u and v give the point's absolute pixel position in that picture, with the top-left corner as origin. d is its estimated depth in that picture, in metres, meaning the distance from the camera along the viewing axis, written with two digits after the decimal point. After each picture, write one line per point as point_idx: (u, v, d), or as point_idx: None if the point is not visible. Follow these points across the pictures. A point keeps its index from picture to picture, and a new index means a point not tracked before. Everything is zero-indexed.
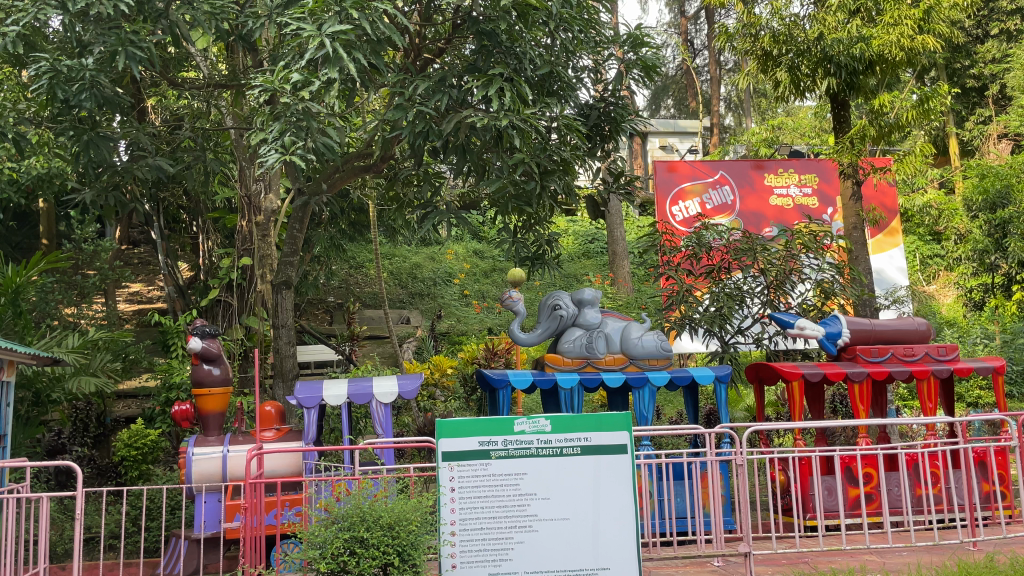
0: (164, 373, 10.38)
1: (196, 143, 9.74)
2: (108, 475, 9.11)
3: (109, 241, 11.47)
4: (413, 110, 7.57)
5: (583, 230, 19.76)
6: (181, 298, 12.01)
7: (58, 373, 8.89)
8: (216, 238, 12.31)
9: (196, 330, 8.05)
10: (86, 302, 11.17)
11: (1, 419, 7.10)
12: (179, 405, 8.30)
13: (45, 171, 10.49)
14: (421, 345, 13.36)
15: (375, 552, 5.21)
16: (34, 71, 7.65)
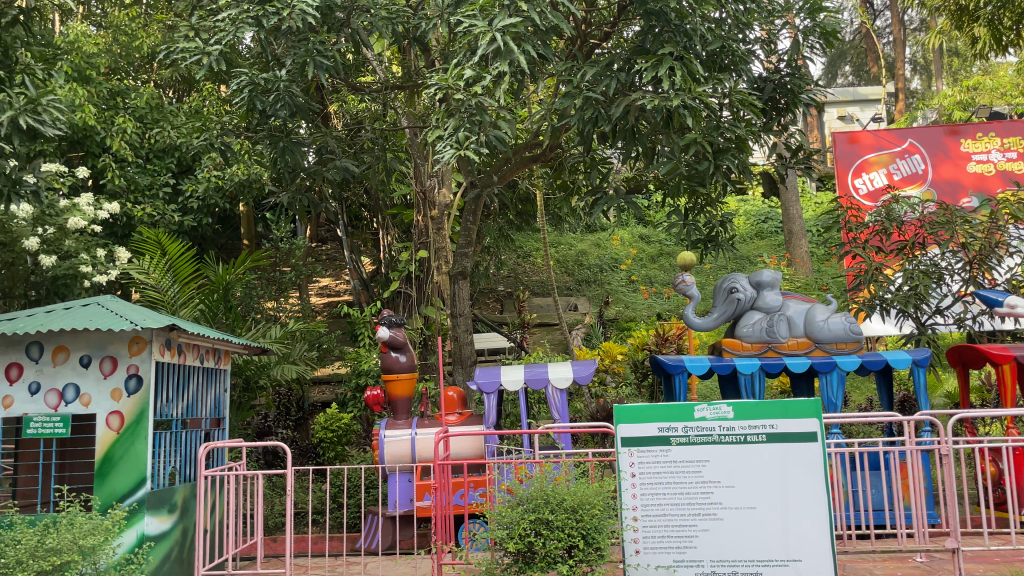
0: (353, 361, 11.07)
1: (376, 144, 10.28)
2: (309, 455, 9.87)
3: (302, 239, 12.37)
4: (582, 97, 7.57)
5: (755, 210, 19.01)
6: (365, 291, 12.76)
7: (264, 362, 9.72)
8: (395, 233, 12.91)
9: (384, 320, 8.52)
10: (284, 296, 12.11)
11: (220, 403, 7.78)
12: (371, 389, 8.82)
13: (246, 178, 11.46)
14: (590, 332, 13.41)
15: (560, 534, 5.26)
16: (236, 86, 8.37)
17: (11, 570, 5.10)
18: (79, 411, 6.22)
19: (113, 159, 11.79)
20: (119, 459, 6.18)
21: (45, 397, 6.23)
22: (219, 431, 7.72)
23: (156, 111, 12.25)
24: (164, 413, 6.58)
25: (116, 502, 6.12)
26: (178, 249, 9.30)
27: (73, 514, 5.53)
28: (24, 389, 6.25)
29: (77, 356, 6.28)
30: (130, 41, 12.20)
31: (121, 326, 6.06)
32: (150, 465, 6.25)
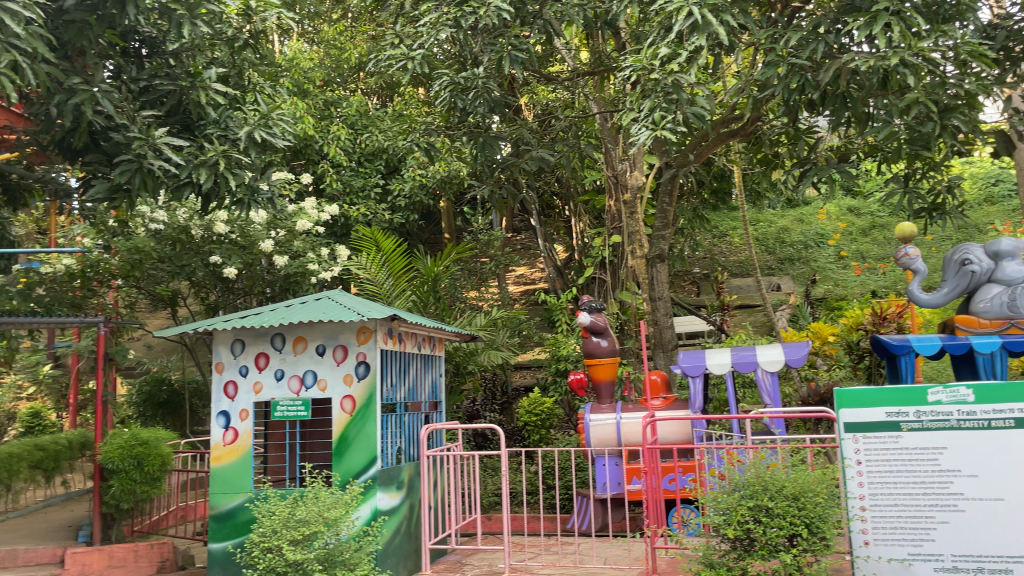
0: (553, 347, 11.27)
1: (570, 132, 10.37)
2: (516, 438, 10.18)
3: (499, 230, 12.77)
4: (785, 65, 7.19)
5: (982, 172, 17.17)
6: (560, 278, 12.95)
7: (472, 349, 10.17)
8: (587, 220, 12.79)
9: (584, 305, 8.52)
10: (485, 285, 12.57)
11: (437, 386, 8.26)
12: (574, 373, 8.91)
13: (446, 174, 12.00)
14: (796, 312, 12.77)
15: (782, 522, 4.98)
16: (439, 87, 8.76)
17: (269, 539, 5.81)
18: (317, 395, 6.79)
19: (329, 165, 12.77)
20: (353, 439, 6.67)
21: (288, 382, 6.83)
22: (437, 413, 8.21)
23: (364, 117, 13.15)
24: (390, 397, 7.04)
25: (352, 479, 6.62)
26: (391, 244, 10.11)
27: (316, 490, 6.12)
28: (270, 375, 6.88)
29: (314, 345, 6.84)
30: (339, 54, 13.18)
31: (350, 318, 6.53)
32: (379, 445, 6.70)
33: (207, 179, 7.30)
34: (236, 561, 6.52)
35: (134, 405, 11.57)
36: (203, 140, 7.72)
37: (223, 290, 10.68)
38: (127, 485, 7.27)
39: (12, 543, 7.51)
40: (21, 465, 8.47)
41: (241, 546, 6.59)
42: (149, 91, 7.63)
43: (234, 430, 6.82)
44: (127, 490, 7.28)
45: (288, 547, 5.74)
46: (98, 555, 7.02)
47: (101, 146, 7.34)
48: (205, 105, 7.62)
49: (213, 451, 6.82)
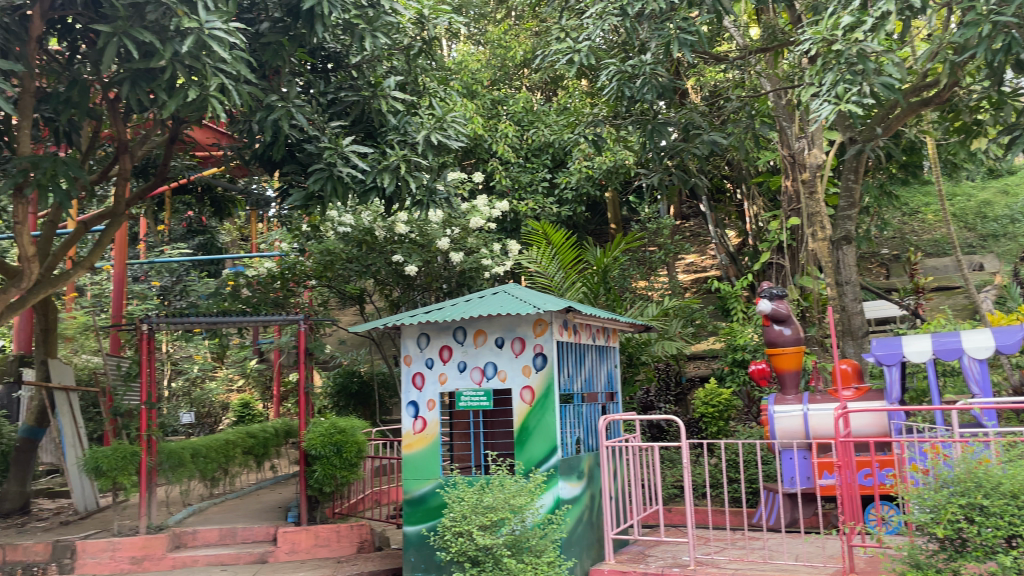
0: (728, 336, 10.92)
1: (742, 112, 9.96)
2: (692, 430, 9.96)
3: (668, 218, 12.54)
4: (989, 23, 6.54)
5: None
6: (733, 265, 12.53)
7: (645, 339, 10.06)
8: (761, 203, 12.31)
9: (764, 292, 8.18)
10: (655, 275, 12.39)
11: (612, 377, 8.26)
12: (755, 363, 8.59)
13: (613, 164, 11.92)
14: (1004, 294, 11.63)
15: (999, 522, 4.54)
16: (606, 77, 8.70)
17: (459, 523, 6.08)
18: (498, 386, 6.95)
19: (498, 162, 13.07)
20: (534, 429, 6.76)
21: (471, 373, 7.06)
22: (614, 404, 8.21)
23: (530, 113, 13.36)
24: (568, 387, 7.07)
25: (534, 467, 6.69)
26: (561, 237, 10.18)
27: (501, 477, 6.33)
28: (454, 367, 7.13)
29: (494, 338, 7.02)
30: (505, 53, 13.47)
31: (527, 310, 6.61)
32: (559, 435, 6.73)
33: (390, 183, 7.70)
34: (431, 543, 6.81)
35: (329, 395, 12.47)
36: (384, 146, 8.14)
37: (404, 287, 11.14)
38: (329, 470, 7.83)
39: (231, 522, 8.20)
40: (236, 450, 9.18)
41: (435, 529, 6.88)
42: (336, 103, 8.17)
43: (423, 419, 7.16)
44: (329, 475, 7.83)
45: (478, 531, 5.98)
46: (306, 535, 7.63)
47: (296, 157, 7.95)
48: (386, 112, 8.10)
49: (404, 439, 7.17)
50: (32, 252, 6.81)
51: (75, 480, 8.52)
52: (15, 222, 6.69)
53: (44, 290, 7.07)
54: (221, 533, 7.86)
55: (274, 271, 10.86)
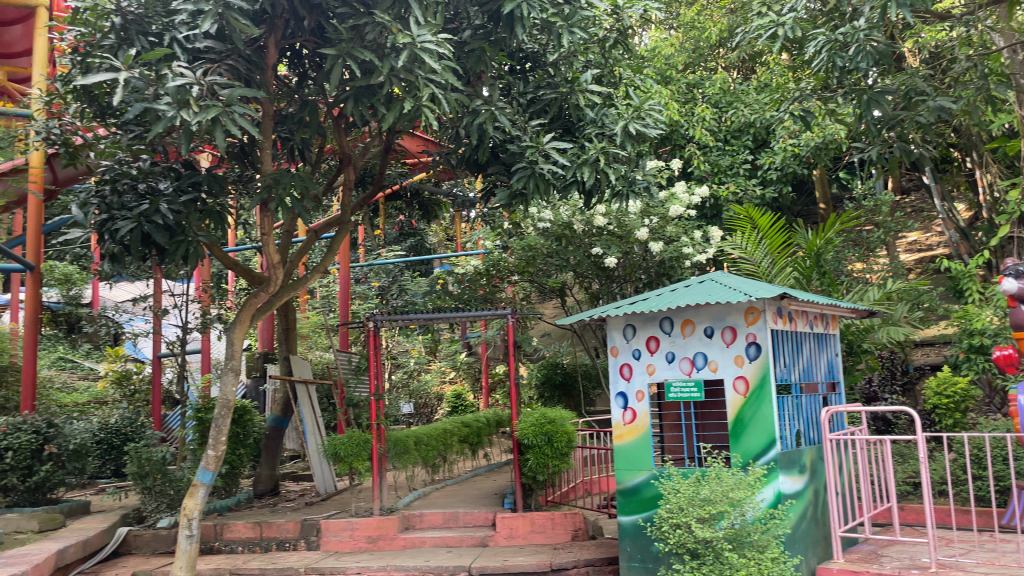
0: (963, 319, 9.96)
1: (972, 72, 9.03)
2: (924, 422, 9.20)
3: (886, 193, 11.66)
4: None
5: None
6: (965, 241, 11.42)
7: (866, 325, 9.42)
8: (997, 170, 11.11)
9: (1009, 270, 7.35)
10: (872, 256, 11.58)
11: (833, 366, 7.84)
12: (1000, 349, 7.56)
13: (822, 141, 11.23)
14: None
15: None
16: (814, 49, 8.21)
17: (677, 515, 6.03)
18: (709, 376, 6.73)
19: (696, 147, 12.78)
20: (750, 421, 6.51)
21: (680, 364, 6.87)
22: (836, 395, 7.80)
23: (728, 94, 12.98)
24: (785, 377, 6.75)
25: (752, 460, 6.45)
26: (768, 221, 9.75)
27: (718, 470, 6.18)
28: (662, 358, 6.97)
29: (703, 327, 6.79)
30: (699, 34, 13.18)
31: (737, 298, 6.36)
32: (778, 427, 6.44)
33: (590, 176, 7.73)
34: (647, 534, 6.78)
35: (536, 386, 12.83)
36: (583, 140, 8.23)
37: (604, 279, 11.17)
38: (541, 459, 8.04)
39: (454, 507, 8.67)
40: (453, 438, 9.70)
41: (651, 520, 6.82)
42: (535, 102, 8.37)
43: (632, 410, 7.07)
44: (542, 464, 8.05)
45: (697, 524, 5.90)
46: (522, 521, 7.90)
47: (500, 158, 8.23)
48: (584, 106, 8.18)
49: (614, 429, 7.15)
50: (276, 259, 7.58)
51: (316, 465, 9.39)
52: (261, 234, 7.48)
53: (286, 294, 7.83)
54: (445, 516, 8.34)
55: (480, 268, 11.33)
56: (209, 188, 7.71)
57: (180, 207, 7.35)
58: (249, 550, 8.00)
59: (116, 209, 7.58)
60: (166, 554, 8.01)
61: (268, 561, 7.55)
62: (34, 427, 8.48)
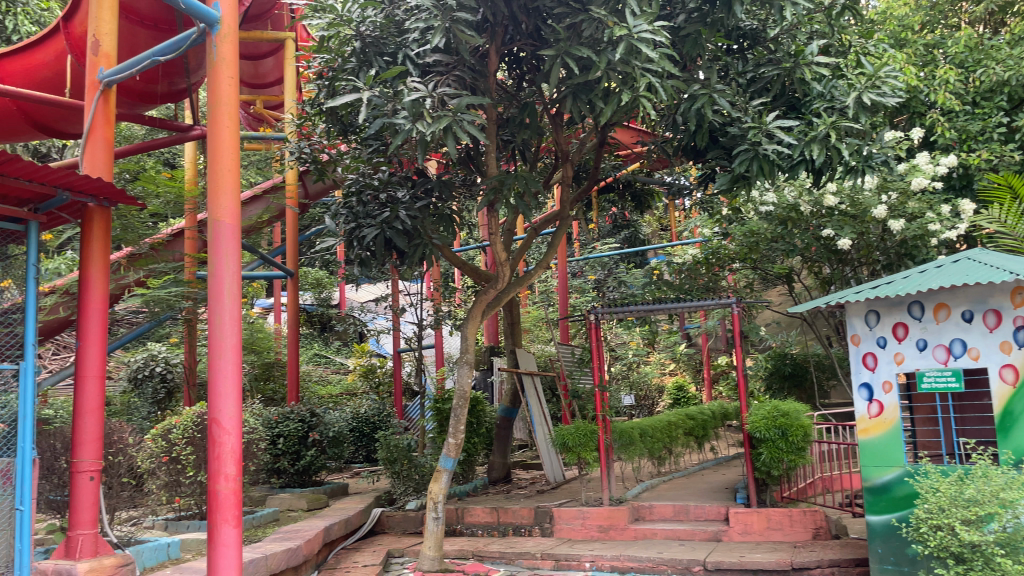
0: None
1: None
2: None
3: None
4: None
5: None
6: None
7: None
8: None
9: None
10: None
11: None
12: None
13: None
14: None
15: None
16: None
17: (938, 516, 5.53)
18: (970, 365, 6.10)
19: (939, 113, 11.63)
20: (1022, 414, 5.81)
21: (934, 352, 6.30)
22: None
23: (976, 51, 11.70)
24: None
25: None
26: None
27: (985, 467, 5.56)
28: (912, 345, 6.42)
29: (960, 311, 6.18)
30: None
31: (1003, 278, 5.72)
32: None
33: (821, 154, 7.31)
34: (903, 535, 6.29)
35: (762, 378, 12.35)
36: (811, 116, 7.78)
37: (836, 263, 10.50)
38: (775, 454, 7.72)
39: (684, 499, 8.56)
40: (679, 431, 9.58)
41: (906, 520, 6.32)
42: (756, 80, 8.04)
43: (879, 402, 6.59)
44: (776, 459, 7.71)
45: (962, 526, 5.37)
46: (758, 517, 7.64)
47: (720, 142, 7.99)
48: (810, 80, 7.72)
49: (859, 423, 6.71)
50: (502, 257, 7.90)
51: (545, 454, 9.68)
52: (489, 234, 7.84)
53: (512, 289, 8.13)
54: (675, 509, 8.26)
55: (700, 257, 11.11)
56: (439, 194, 8.17)
57: (416, 213, 7.91)
58: (488, 534, 8.42)
59: (361, 217, 8.28)
60: (414, 535, 8.66)
61: (506, 545, 7.92)
62: (299, 416, 9.48)
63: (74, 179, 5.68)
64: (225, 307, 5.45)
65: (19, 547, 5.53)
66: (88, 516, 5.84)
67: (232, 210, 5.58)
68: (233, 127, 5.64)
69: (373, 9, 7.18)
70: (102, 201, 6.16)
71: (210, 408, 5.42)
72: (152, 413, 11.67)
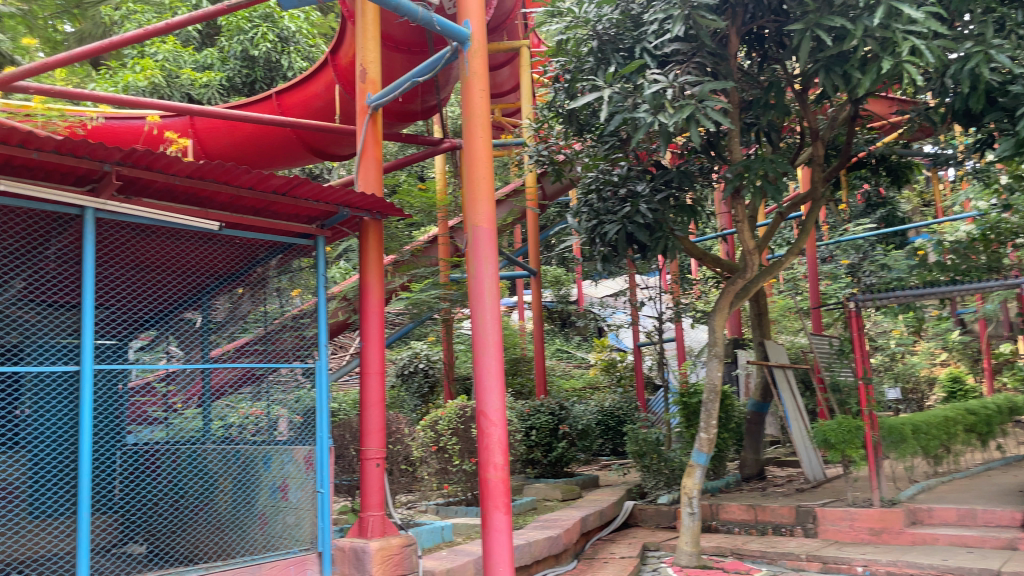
0: None
1: None
2: None
3: None
4: None
5: None
6: None
7: None
8: None
9: None
10: None
11: None
12: None
13: None
14: None
15: None
16: None
17: None
18: None
19: None
20: None
21: None
22: None
23: None
24: None
25: None
26: None
27: None
28: None
29: None
30: None
31: None
32: None
33: None
34: None
35: None
36: None
37: None
38: None
39: (969, 503, 7.73)
40: (959, 427, 8.68)
41: None
42: None
43: None
44: None
45: None
46: None
47: (999, 103, 7.14)
48: None
49: None
50: (750, 245, 7.64)
51: (803, 451, 9.21)
52: (735, 223, 7.63)
53: (761, 278, 7.80)
54: (960, 513, 7.49)
55: (975, 234, 9.98)
56: (679, 184, 8.11)
57: (657, 205, 7.96)
58: (746, 532, 8.20)
59: (603, 214, 8.45)
60: (668, 529, 8.65)
61: (767, 544, 7.64)
62: (549, 409, 9.85)
63: (352, 196, 6.36)
64: (487, 306, 5.78)
65: (320, 525, 6.36)
66: (376, 499, 6.47)
67: (489, 215, 5.90)
68: (485, 137, 5.95)
69: (610, 6, 7.29)
70: (375, 215, 6.80)
71: (478, 402, 5.79)
72: (417, 406, 12.72)
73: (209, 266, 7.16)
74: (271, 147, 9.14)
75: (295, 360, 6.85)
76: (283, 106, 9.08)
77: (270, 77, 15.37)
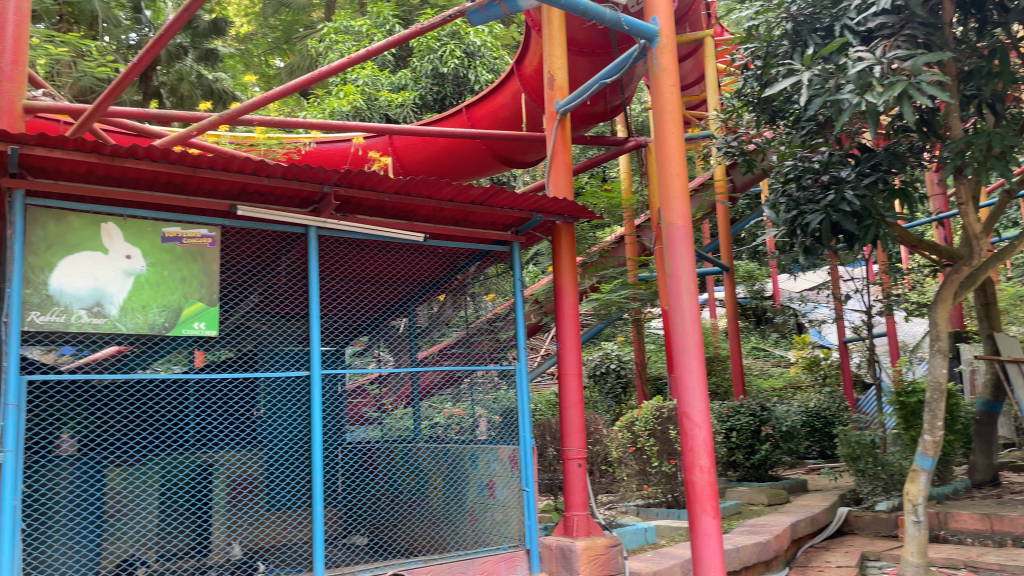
0: None
1: None
2: None
3: None
4: None
5: None
6: None
7: None
8: None
9: None
10: None
11: None
12: None
13: None
14: None
15: None
16: None
17: None
18: None
19: None
20: None
21: None
22: None
23: None
24: None
25: None
26: None
27: None
28: None
29: None
30: None
31: None
32: None
33: None
34: None
35: None
36: None
37: None
38: None
39: None
40: None
41: None
42: None
43: None
44: None
45: None
46: None
47: None
48: None
49: None
50: (977, 230, 6.96)
51: None
52: (959, 207, 6.99)
53: (992, 265, 7.02)
54: None
55: None
56: (890, 166, 7.57)
57: (864, 190, 7.47)
58: (981, 543, 7.47)
59: (804, 203, 8.09)
60: (889, 538, 8.04)
61: (1007, 557, 6.91)
62: (751, 409, 9.52)
63: (544, 202, 6.51)
64: (685, 306, 5.67)
65: (528, 523, 6.53)
66: (580, 499, 6.55)
67: (684, 212, 5.78)
68: (678, 132, 5.84)
69: None
70: (567, 218, 6.90)
71: (679, 403, 5.70)
72: (611, 407, 12.78)
73: (415, 273, 7.56)
74: (464, 158, 9.53)
75: (491, 362, 7.02)
76: (473, 119, 9.44)
77: (459, 92, 16.06)
